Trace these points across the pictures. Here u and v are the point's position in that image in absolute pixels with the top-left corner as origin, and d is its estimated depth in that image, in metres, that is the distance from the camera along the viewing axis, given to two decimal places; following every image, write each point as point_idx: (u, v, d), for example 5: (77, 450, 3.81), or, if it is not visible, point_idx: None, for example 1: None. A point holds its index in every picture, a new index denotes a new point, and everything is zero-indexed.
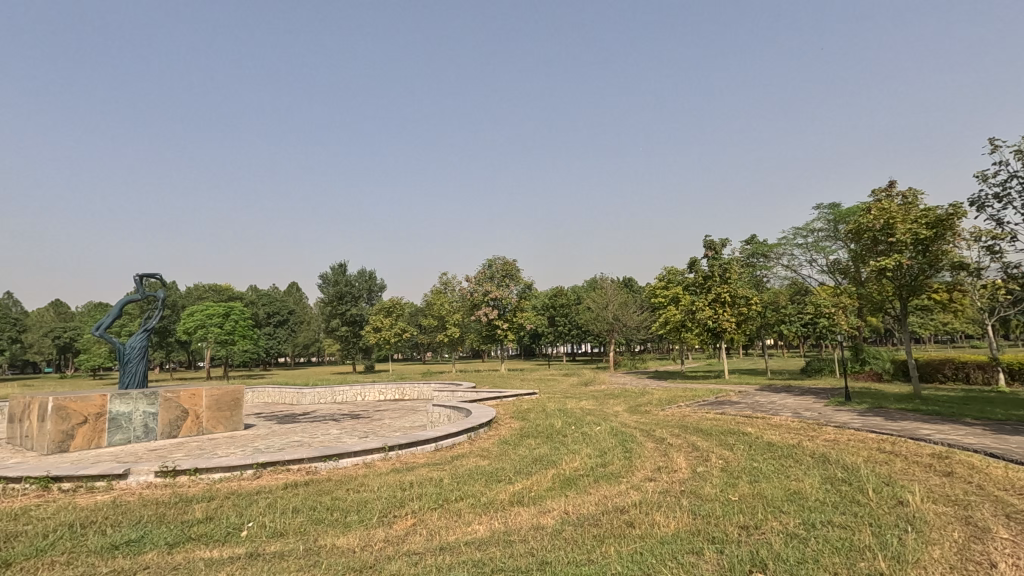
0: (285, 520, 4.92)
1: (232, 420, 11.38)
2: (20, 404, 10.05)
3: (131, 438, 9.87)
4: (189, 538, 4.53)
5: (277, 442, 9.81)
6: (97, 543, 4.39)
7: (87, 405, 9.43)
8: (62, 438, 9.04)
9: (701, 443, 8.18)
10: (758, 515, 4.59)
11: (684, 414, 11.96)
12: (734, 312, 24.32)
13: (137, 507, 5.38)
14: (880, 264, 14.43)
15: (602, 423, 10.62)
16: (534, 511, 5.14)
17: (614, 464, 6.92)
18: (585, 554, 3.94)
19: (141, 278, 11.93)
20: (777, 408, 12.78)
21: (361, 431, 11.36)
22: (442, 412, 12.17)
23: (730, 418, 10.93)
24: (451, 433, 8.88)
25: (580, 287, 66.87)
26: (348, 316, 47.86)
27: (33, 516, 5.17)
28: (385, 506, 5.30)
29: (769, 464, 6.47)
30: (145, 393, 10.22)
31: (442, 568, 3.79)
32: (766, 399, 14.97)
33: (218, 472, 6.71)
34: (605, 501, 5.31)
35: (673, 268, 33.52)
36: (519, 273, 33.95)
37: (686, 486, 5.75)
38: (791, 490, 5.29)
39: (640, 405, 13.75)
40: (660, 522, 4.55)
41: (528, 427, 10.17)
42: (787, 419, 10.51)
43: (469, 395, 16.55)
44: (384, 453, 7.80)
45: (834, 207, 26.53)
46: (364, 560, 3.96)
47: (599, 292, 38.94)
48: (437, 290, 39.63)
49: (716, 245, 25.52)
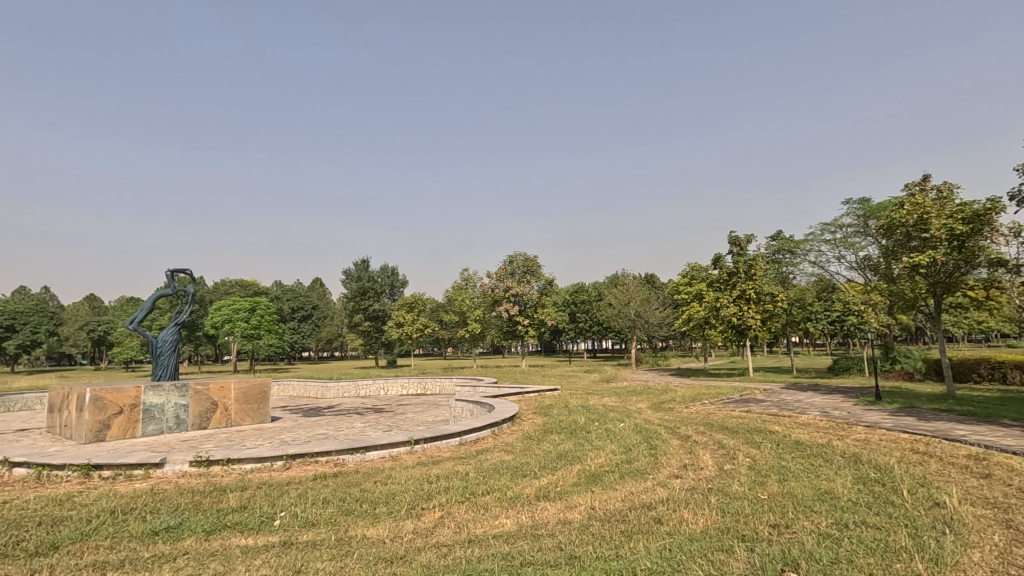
0: (316, 511, 5.01)
1: (259, 412, 11.64)
2: (59, 395, 10.41)
3: (163, 428, 10.16)
4: (225, 526, 4.65)
5: (304, 434, 10.01)
6: (138, 528, 4.55)
7: (122, 397, 9.73)
8: (99, 428, 9.36)
9: (727, 441, 8.09)
10: (789, 513, 4.55)
11: (708, 412, 11.82)
12: (759, 309, 23.93)
13: (174, 495, 5.55)
14: (913, 260, 14.05)
15: (626, 419, 10.56)
16: (560, 506, 5.16)
17: (639, 461, 6.89)
18: (613, 549, 3.95)
19: (171, 274, 12.27)
20: (805, 406, 12.55)
21: (385, 425, 11.49)
22: (465, 407, 12.23)
23: (757, 416, 10.75)
24: (475, 428, 8.93)
25: (600, 283, 66.52)
26: (371, 311, 48.52)
27: (76, 501, 5.38)
28: (412, 498, 5.37)
29: (799, 463, 6.37)
30: (176, 386, 10.50)
31: (471, 560, 3.83)
32: (793, 397, 14.71)
33: (250, 462, 6.88)
34: (631, 497, 5.31)
35: (697, 265, 33.09)
36: (540, 269, 33.85)
37: (713, 483, 5.70)
38: (822, 490, 5.21)
39: (663, 402, 13.65)
40: (689, 519, 4.53)
41: (552, 423, 10.18)
42: (816, 418, 10.33)
43: (491, 390, 16.60)
44: (409, 447, 7.88)
45: (864, 202, 25.92)
46: (394, 551, 4.03)
47: (620, 288, 38.70)
48: (458, 286, 39.81)
49: (741, 241, 25.14)
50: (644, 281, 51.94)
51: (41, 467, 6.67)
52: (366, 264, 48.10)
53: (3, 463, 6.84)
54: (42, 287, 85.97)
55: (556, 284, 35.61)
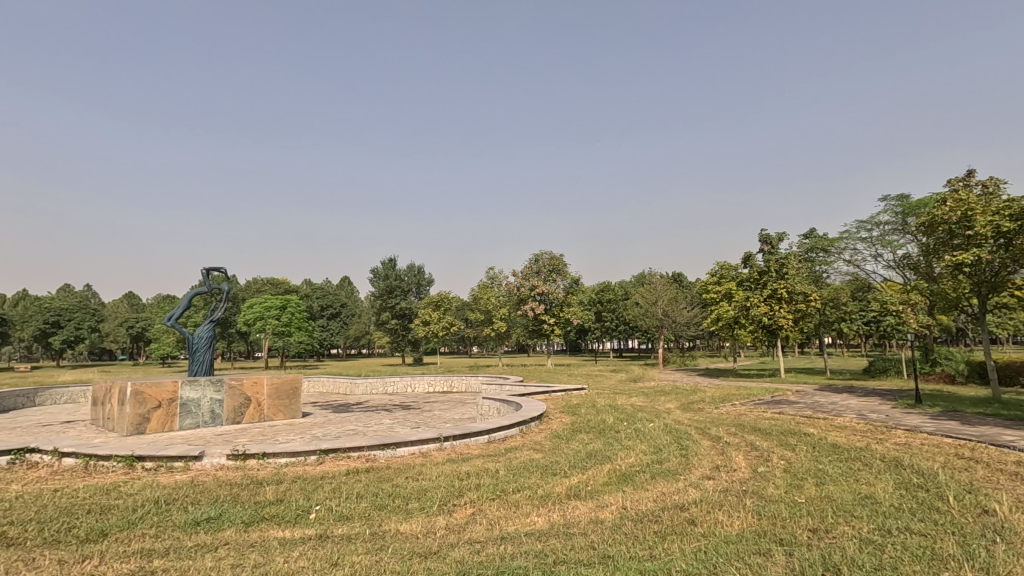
0: (351, 505, 5.10)
1: (291, 408, 11.86)
2: (101, 389, 10.79)
3: (199, 422, 10.46)
4: (263, 518, 4.76)
5: (334, 430, 10.17)
6: (181, 519, 4.69)
7: (161, 391, 10.05)
8: (139, 421, 9.70)
9: (761, 443, 7.93)
10: (830, 518, 4.43)
11: (740, 413, 11.57)
12: (791, 308, 23.38)
13: (213, 487, 5.71)
14: (957, 259, 13.54)
15: (655, 420, 10.41)
16: (591, 506, 5.12)
17: (670, 461, 6.80)
18: (647, 550, 3.92)
19: (207, 272, 12.61)
20: (840, 409, 12.25)
21: (413, 422, 11.62)
22: (492, 405, 12.31)
23: (790, 418, 10.50)
24: (504, 425, 8.98)
25: (627, 283, 65.82)
26: (398, 309, 49.09)
27: (121, 491, 5.58)
28: (444, 495, 5.42)
29: (836, 467, 6.21)
30: (212, 381, 10.76)
31: (504, 557, 3.84)
32: (828, 399, 14.34)
33: (284, 456, 7.02)
34: (663, 498, 5.25)
35: (726, 263, 32.40)
36: (566, 268, 33.65)
37: (748, 486, 5.59)
38: (863, 494, 5.07)
39: (692, 402, 13.49)
40: (723, 521, 4.46)
41: (580, 422, 10.11)
42: (853, 421, 10.03)
43: (517, 389, 16.65)
44: (439, 443, 7.96)
45: (902, 198, 25.10)
46: (428, 546, 4.08)
47: (647, 287, 38.25)
48: (484, 284, 39.90)
49: (773, 239, 24.62)
50: (672, 281, 51.30)
51: (88, 457, 6.97)
52: (393, 262, 48.65)
53: (52, 453, 7.16)
54: (85, 287, 89.38)
55: (582, 283, 35.41)
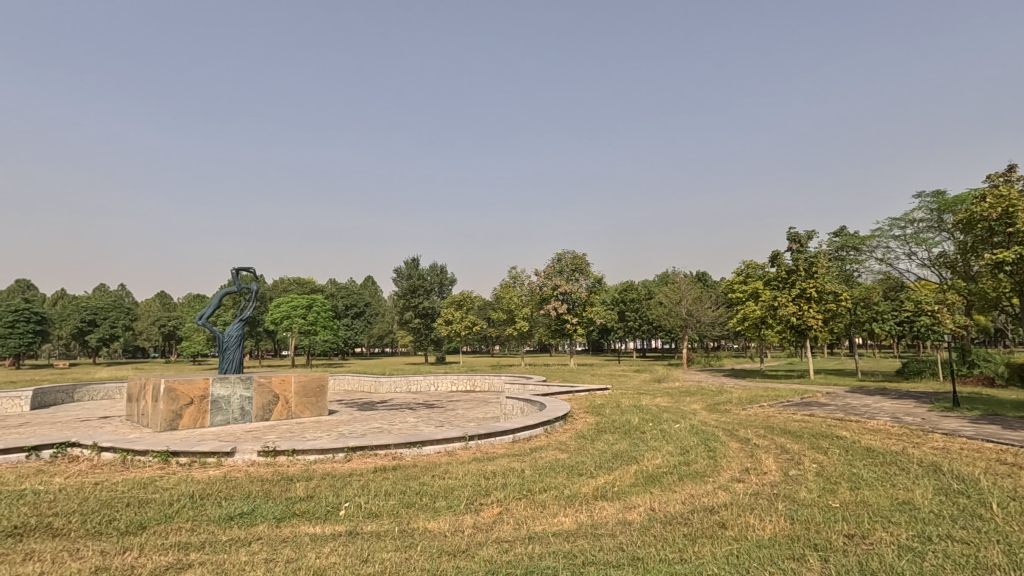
0: (380, 502, 5.15)
1: (318, 406, 12.03)
2: (136, 385, 11.09)
3: (229, 419, 10.69)
4: (294, 514, 4.84)
5: (359, 428, 10.28)
6: (215, 514, 4.79)
7: (193, 388, 10.28)
8: (172, 417, 9.97)
9: (791, 445, 7.77)
10: (866, 523, 4.33)
11: (768, 414, 11.39)
12: (821, 308, 22.87)
13: (245, 483, 5.84)
14: (997, 259, 13.06)
15: (680, 421, 10.27)
16: (619, 506, 5.10)
17: (698, 463, 6.72)
18: (676, 553, 3.87)
19: (236, 271, 12.86)
20: (872, 411, 11.96)
21: (437, 420, 11.68)
22: (516, 404, 12.31)
23: (821, 421, 10.26)
24: (528, 425, 8.97)
25: (651, 282, 65.19)
26: (421, 308, 49.49)
27: (157, 485, 5.74)
28: (470, 493, 5.44)
29: (871, 471, 6.05)
30: (241, 378, 10.99)
31: (533, 557, 3.83)
32: (860, 401, 14.01)
33: (313, 453, 7.13)
34: (692, 500, 5.19)
35: (752, 262, 31.82)
36: (589, 267, 33.48)
37: (779, 489, 5.48)
38: (900, 500, 4.93)
39: (719, 403, 13.30)
40: (755, 525, 4.38)
41: (605, 422, 10.05)
42: (887, 424, 9.76)
43: (540, 389, 16.63)
44: (464, 443, 7.97)
45: (937, 194, 24.34)
46: (457, 544, 4.09)
47: (671, 287, 37.84)
48: (506, 284, 39.99)
49: (801, 238, 24.09)
50: (696, 280, 50.68)
51: (126, 452, 7.18)
52: (417, 262, 49.08)
53: (92, 447, 7.40)
54: (120, 287, 92.06)
55: (605, 282, 35.16)
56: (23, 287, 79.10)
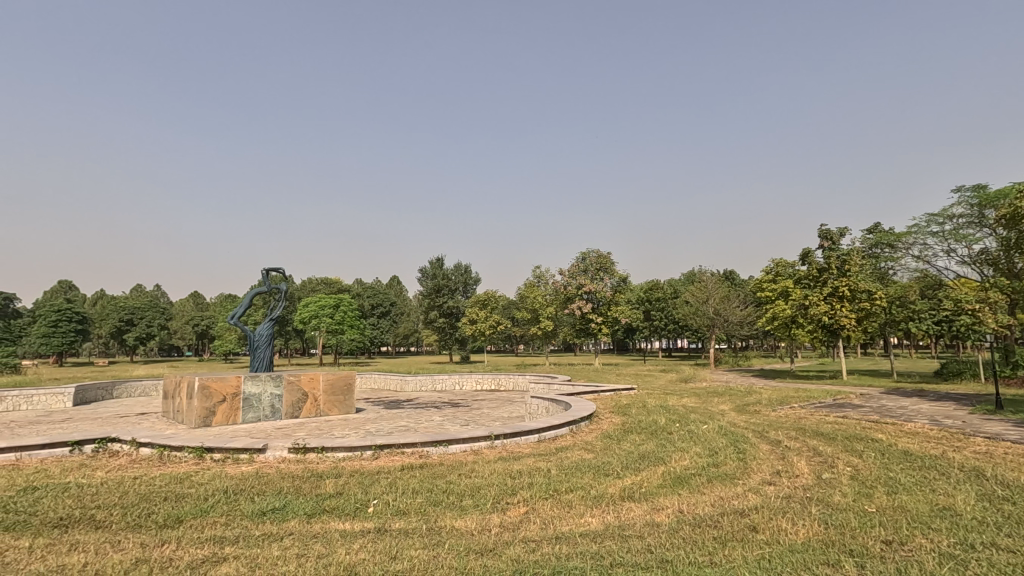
0: (407, 500, 5.20)
1: (345, 404, 12.20)
2: (171, 383, 11.44)
3: (260, 417, 10.93)
4: (324, 510, 4.93)
5: (386, 426, 10.41)
6: (249, 509, 4.91)
7: (225, 386, 10.54)
8: (206, 414, 10.26)
9: (824, 448, 7.58)
10: (904, 529, 4.20)
11: (799, 416, 11.12)
12: (854, 307, 22.28)
13: (276, 479, 5.97)
14: None
15: (708, 422, 10.13)
16: (646, 508, 5.05)
17: (727, 465, 6.61)
18: (707, 556, 3.81)
19: (266, 270, 13.07)
20: (910, 414, 11.57)
21: (462, 420, 11.74)
22: (541, 404, 12.30)
23: (855, 423, 9.99)
24: (554, 425, 8.95)
25: (677, 281, 64.32)
26: (446, 308, 49.81)
27: (193, 480, 5.92)
28: (497, 492, 5.46)
29: (909, 475, 5.86)
30: (272, 376, 11.23)
31: (560, 557, 3.82)
32: (896, 404, 13.56)
33: (342, 451, 7.25)
34: (721, 503, 5.10)
35: (782, 260, 31.14)
36: (614, 266, 33.20)
37: (812, 493, 5.35)
38: (941, 506, 4.76)
39: (748, 404, 13.06)
40: (787, 529, 4.29)
41: (631, 423, 9.98)
42: (925, 427, 9.43)
43: (565, 388, 16.56)
44: (490, 442, 8.00)
45: (978, 189, 23.43)
46: (484, 543, 4.11)
47: (698, 285, 37.27)
48: (531, 283, 39.96)
49: (833, 234, 23.50)
50: (723, 279, 49.85)
51: (163, 448, 7.40)
52: (441, 262, 49.43)
53: (131, 443, 7.65)
54: (156, 287, 95.08)
55: (630, 281, 34.82)
56: (66, 288, 82.38)
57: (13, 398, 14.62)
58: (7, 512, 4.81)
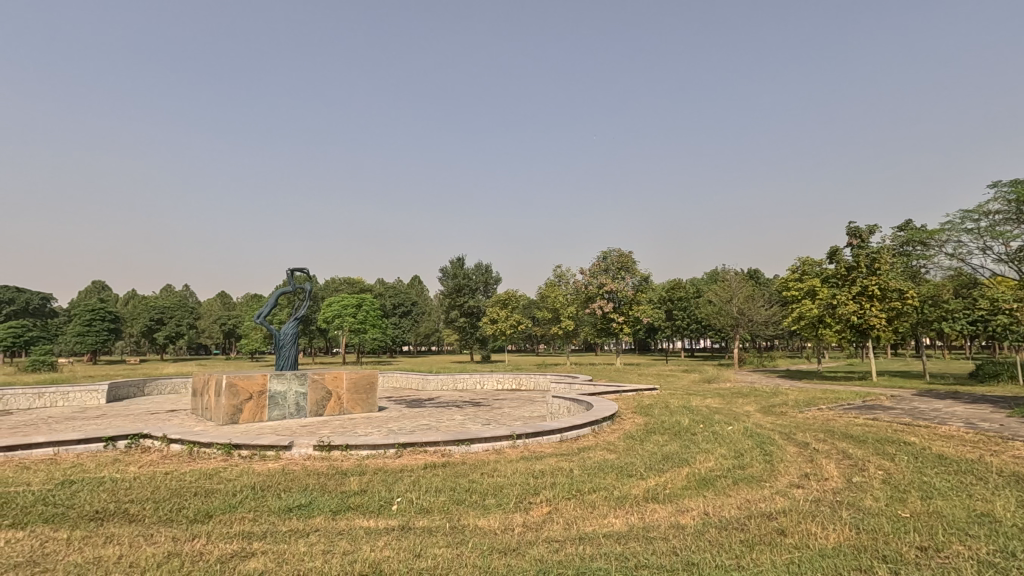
0: (430, 498, 5.23)
1: (368, 402, 12.33)
2: (200, 381, 11.70)
3: (286, 414, 11.12)
4: (349, 507, 4.98)
5: (409, 424, 10.48)
6: (276, 505, 4.98)
7: (252, 384, 10.74)
8: (234, 411, 10.47)
9: (854, 450, 7.40)
10: (940, 535, 4.06)
11: (827, 418, 10.88)
12: (884, 307, 21.70)
13: (302, 476, 6.06)
14: None
15: (734, 423, 9.99)
16: (671, 509, 4.99)
17: (753, 467, 6.49)
18: (734, 559, 3.75)
19: (292, 271, 13.30)
20: (944, 416, 11.22)
21: (484, 419, 11.75)
22: (562, 404, 12.26)
23: (885, 425, 9.72)
24: (576, 425, 8.90)
25: (700, 280, 63.47)
26: (466, 307, 49.98)
27: (222, 476, 6.04)
28: (520, 491, 5.46)
29: (944, 480, 5.68)
30: (297, 375, 11.39)
31: (584, 558, 3.80)
32: (930, 406, 13.16)
33: (366, 448, 7.33)
34: (747, 505, 5.02)
35: (809, 258, 30.56)
36: (636, 265, 32.93)
37: (842, 497, 5.22)
38: (978, 511, 4.61)
39: (774, 405, 12.83)
40: (817, 533, 4.19)
41: (654, 423, 9.89)
42: (959, 430, 9.13)
43: (587, 388, 16.46)
44: (512, 441, 7.99)
45: (1016, 183, 22.62)
46: (507, 542, 4.11)
47: (721, 285, 36.75)
48: (551, 283, 39.86)
49: (862, 232, 22.95)
50: (748, 278, 49.07)
51: (192, 445, 7.57)
52: (462, 262, 49.65)
53: (163, 439, 7.84)
54: (185, 287, 97.38)
55: (651, 280, 34.48)
56: (99, 288, 84.97)
57: (50, 395, 15.10)
58: (46, 505, 4.97)
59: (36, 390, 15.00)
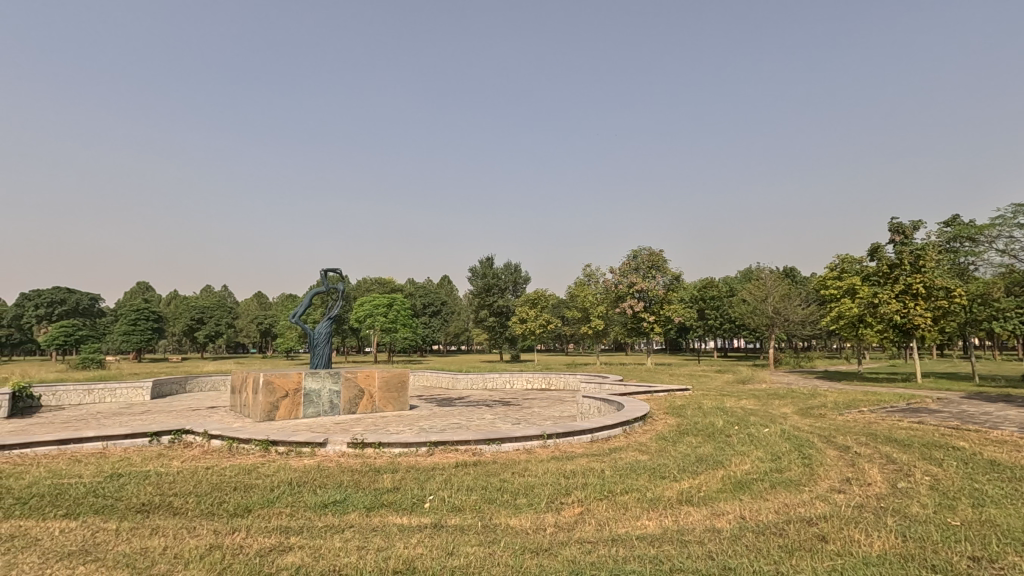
0: (461, 496, 5.26)
1: (400, 400, 12.48)
2: (238, 378, 12.05)
3: (320, 412, 11.35)
4: (382, 504, 5.05)
5: (439, 423, 10.55)
6: (312, 500, 5.09)
7: (288, 381, 11.00)
8: (270, 409, 10.75)
9: (898, 455, 7.12)
10: (993, 545, 3.88)
11: (868, 420, 10.51)
12: (930, 306, 20.83)
13: (337, 472, 6.18)
14: None
15: (769, 425, 9.74)
16: (706, 513, 4.89)
17: (791, 470, 6.32)
18: (772, 565, 3.66)
19: (325, 271, 13.57)
20: (996, 420, 10.68)
21: (513, 418, 11.75)
22: (593, 404, 12.17)
23: (931, 429, 9.33)
24: (607, 425, 8.82)
25: (734, 278, 62.14)
26: (496, 307, 50.13)
27: (260, 471, 6.21)
28: (551, 491, 5.43)
29: (996, 486, 5.41)
30: (330, 373, 11.61)
31: (617, 560, 3.76)
32: (979, 409, 12.55)
33: (398, 447, 7.41)
34: (786, 510, 4.88)
35: (849, 256, 29.71)
36: (666, 263, 32.42)
37: (887, 503, 5.03)
38: None
39: (812, 407, 12.44)
40: (861, 541, 4.04)
41: (687, 424, 9.72)
42: (1011, 435, 8.68)
43: (618, 388, 16.26)
44: (542, 441, 7.96)
45: None
46: (539, 542, 4.09)
47: (755, 283, 35.90)
48: (581, 282, 39.61)
49: (906, 228, 22.11)
50: (784, 277, 47.82)
51: (232, 441, 7.80)
52: (491, 261, 49.77)
53: (204, 435, 8.09)
54: (224, 288, 100.49)
55: (683, 278, 33.92)
56: (144, 288, 88.42)
57: (99, 391, 15.77)
58: (96, 496, 5.20)
59: (86, 386, 15.65)
